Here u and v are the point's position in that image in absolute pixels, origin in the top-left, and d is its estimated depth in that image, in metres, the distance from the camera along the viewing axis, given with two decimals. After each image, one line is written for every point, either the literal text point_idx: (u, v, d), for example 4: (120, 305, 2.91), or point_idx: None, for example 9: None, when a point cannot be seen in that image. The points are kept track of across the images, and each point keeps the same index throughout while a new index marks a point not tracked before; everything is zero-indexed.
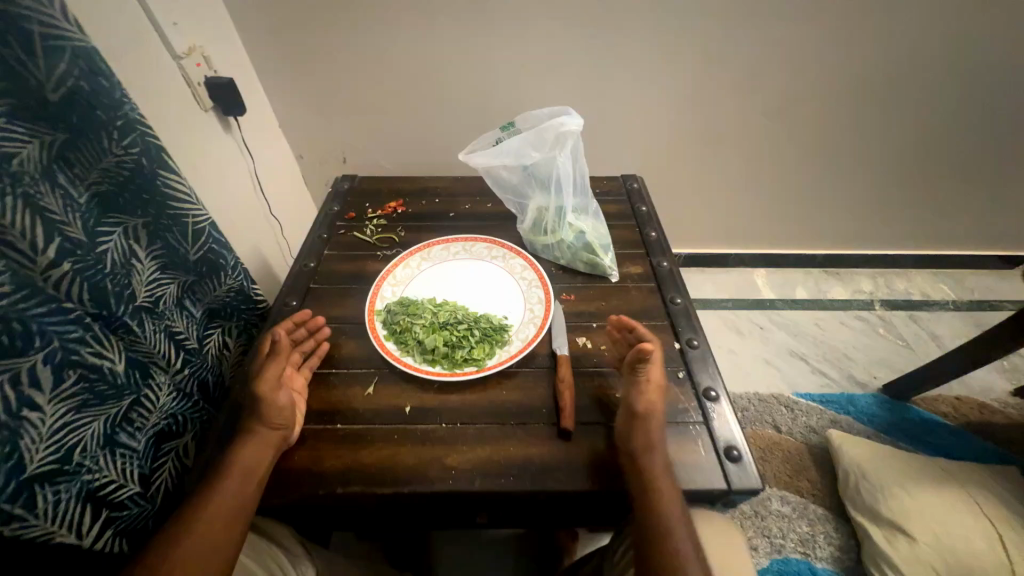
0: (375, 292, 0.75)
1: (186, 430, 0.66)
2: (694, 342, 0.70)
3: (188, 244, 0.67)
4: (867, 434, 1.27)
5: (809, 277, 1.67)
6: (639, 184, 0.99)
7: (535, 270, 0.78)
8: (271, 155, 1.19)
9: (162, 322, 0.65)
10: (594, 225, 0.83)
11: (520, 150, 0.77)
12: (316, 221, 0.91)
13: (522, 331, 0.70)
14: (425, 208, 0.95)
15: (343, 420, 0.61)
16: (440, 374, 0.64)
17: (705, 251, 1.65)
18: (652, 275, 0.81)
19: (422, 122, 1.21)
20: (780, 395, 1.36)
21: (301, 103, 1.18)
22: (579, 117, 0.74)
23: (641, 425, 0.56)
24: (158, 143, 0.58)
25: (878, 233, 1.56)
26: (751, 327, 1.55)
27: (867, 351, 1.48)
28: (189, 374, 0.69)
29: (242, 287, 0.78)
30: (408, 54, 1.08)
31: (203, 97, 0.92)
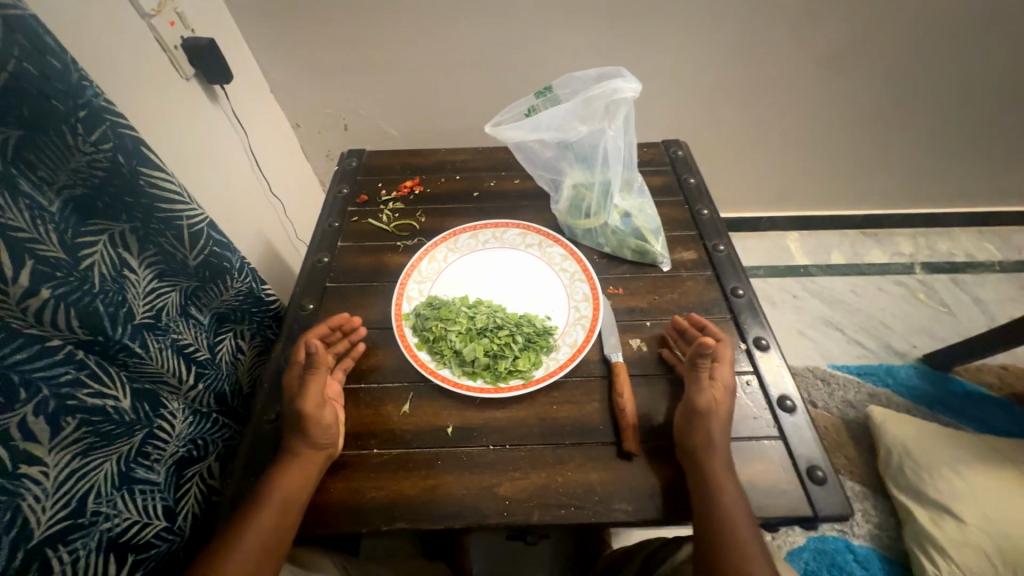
0: (400, 292, 0.67)
1: (210, 451, 0.61)
2: (764, 342, 0.63)
3: (186, 249, 0.58)
4: (906, 407, 1.23)
5: (846, 240, 1.57)
6: (684, 151, 0.88)
7: (579, 261, 0.69)
8: (267, 126, 1.07)
9: (168, 336, 0.57)
10: (642, 205, 0.73)
11: (561, 122, 0.66)
12: (325, 208, 0.81)
13: (569, 334, 0.63)
14: (445, 187, 0.84)
15: (380, 443, 0.55)
16: (483, 388, 0.58)
17: (737, 215, 1.53)
18: (709, 262, 0.72)
19: (432, 82, 1.07)
20: (815, 368, 1.31)
21: (294, 64, 1.04)
22: (632, 79, 0.62)
23: (707, 432, 0.50)
24: (134, 135, 0.48)
25: (928, 190, 1.44)
26: (784, 296, 1.47)
27: (907, 318, 1.41)
28: (203, 389, 0.63)
29: (252, 288, 0.70)
30: (414, 0, 0.92)
31: (183, 64, 0.79)
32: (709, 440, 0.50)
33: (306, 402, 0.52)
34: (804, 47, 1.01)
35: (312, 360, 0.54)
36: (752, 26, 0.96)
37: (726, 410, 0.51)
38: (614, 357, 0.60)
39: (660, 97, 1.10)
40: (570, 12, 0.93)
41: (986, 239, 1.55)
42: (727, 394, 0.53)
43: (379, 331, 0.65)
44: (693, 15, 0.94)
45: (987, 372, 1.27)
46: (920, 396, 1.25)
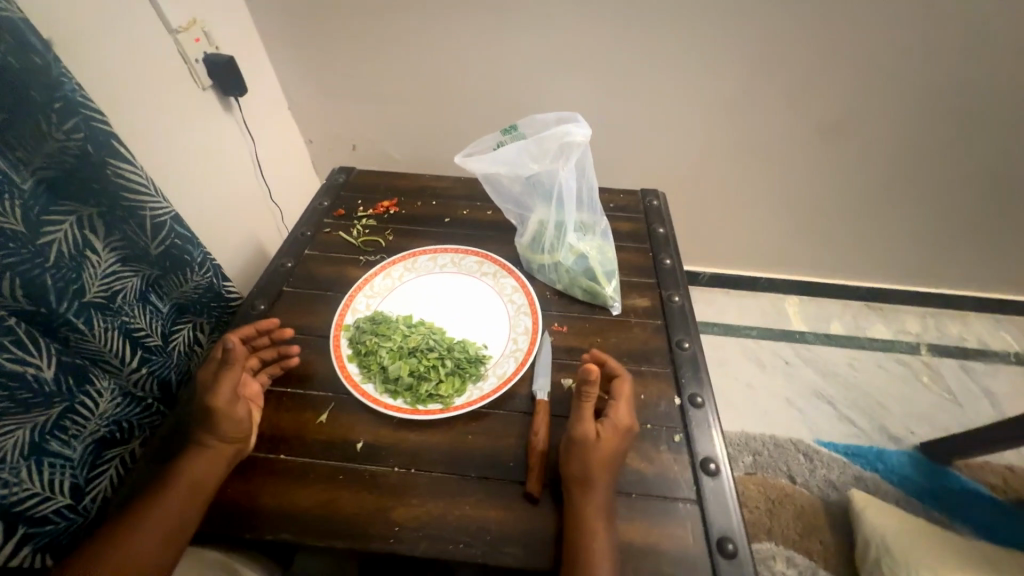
0: (347, 304, 0.69)
1: (134, 435, 0.63)
2: (699, 400, 0.61)
3: (148, 238, 0.61)
4: (896, 498, 1.14)
5: (848, 310, 1.52)
6: (659, 201, 0.88)
7: (527, 295, 0.70)
8: (277, 139, 1.12)
9: (118, 318, 0.60)
10: (599, 247, 0.73)
11: (517, 160, 0.68)
12: (303, 217, 0.85)
13: (500, 365, 0.63)
14: (420, 209, 0.87)
15: (289, 449, 0.56)
16: (401, 408, 0.58)
17: (733, 272, 1.51)
18: (660, 312, 0.71)
19: (434, 114, 1.13)
20: (800, 442, 1.23)
21: (311, 86, 1.11)
22: (586, 127, 0.64)
23: (587, 471, 0.50)
24: (106, 129, 0.52)
25: (935, 269, 1.39)
26: (775, 360, 1.42)
27: (907, 401, 1.33)
28: (148, 373, 0.65)
29: (213, 284, 0.73)
30: (422, 39, 0.99)
31: (202, 75, 0.84)
32: (586, 480, 0.50)
33: (217, 398, 0.52)
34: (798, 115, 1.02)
35: (228, 357, 0.54)
36: None
37: (611, 451, 0.51)
38: (540, 395, 0.59)
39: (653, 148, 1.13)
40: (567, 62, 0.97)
41: (1001, 327, 1.46)
42: (619, 435, 0.52)
43: (320, 340, 0.66)
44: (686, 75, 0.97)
45: (990, 471, 1.17)
46: (911, 486, 1.15)
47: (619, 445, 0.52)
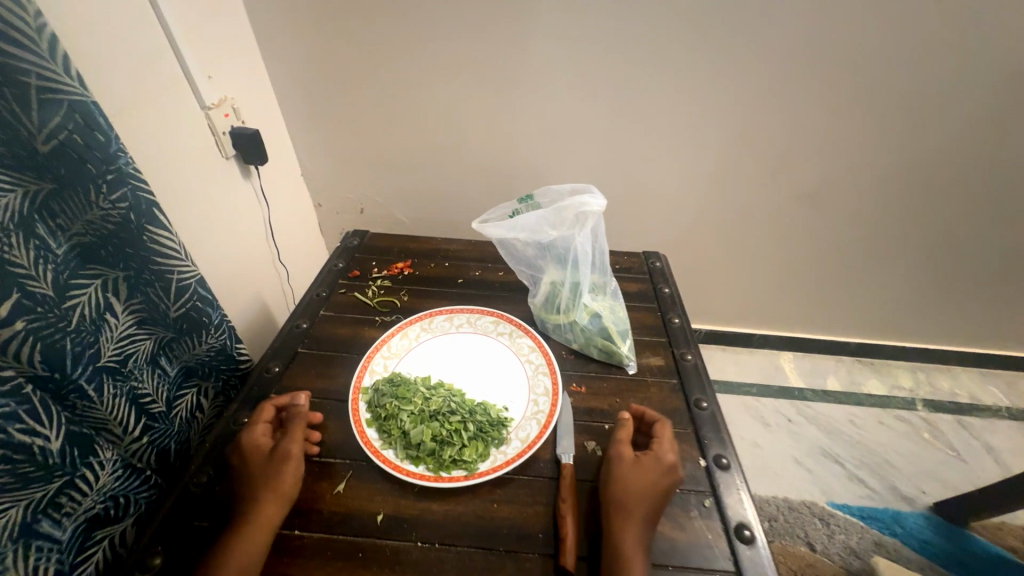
0: (365, 365, 0.69)
1: (129, 513, 0.59)
2: (724, 461, 0.60)
3: (170, 300, 0.62)
4: (919, 564, 1.09)
5: (840, 366, 1.55)
6: (662, 263, 0.93)
7: (546, 354, 0.70)
8: (291, 204, 1.16)
9: (127, 383, 0.58)
10: (613, 307, 0.76)
11: (535, 226, 0.73)
12: (318, 278, 0.87)
13: (523, 428, 0.62)
14: (433, 271, 0.90)
15: (305, 524, 0.53)
16: (425, 475, 0.56)
17: (729, 330, 1.55)
18: (675, 370, 0.72)
19: (440, 182, 1.19)
20: (814, 505, 1.19)
21: (324, 157, 1.17)
22: (601, 197, 0.69)
23: (621, 504, 0.51)
24: (150, 199, 0.54)
25: (918, 326, 1.45)
26: (777, 418, 1.41)
27: (913, 460, 1.32)
28: (147, 443, 0.62)
29: (225, 346, 0.72)
30: (435, 117, 1.07)
31: (227, 145, 0.89)
32: (620, 512, 0.51)
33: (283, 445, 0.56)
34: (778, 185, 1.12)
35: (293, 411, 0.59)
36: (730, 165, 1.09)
37: (649, 487, 0.52)
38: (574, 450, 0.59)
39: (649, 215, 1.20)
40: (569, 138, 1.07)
41: (987, 381, 1.51)
42: (659, 471, 0.53)
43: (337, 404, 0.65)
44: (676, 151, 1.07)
45: (1008, 533, 1.15)
46: (934, 552, 1.11)
47: (659, 482, 0.52)
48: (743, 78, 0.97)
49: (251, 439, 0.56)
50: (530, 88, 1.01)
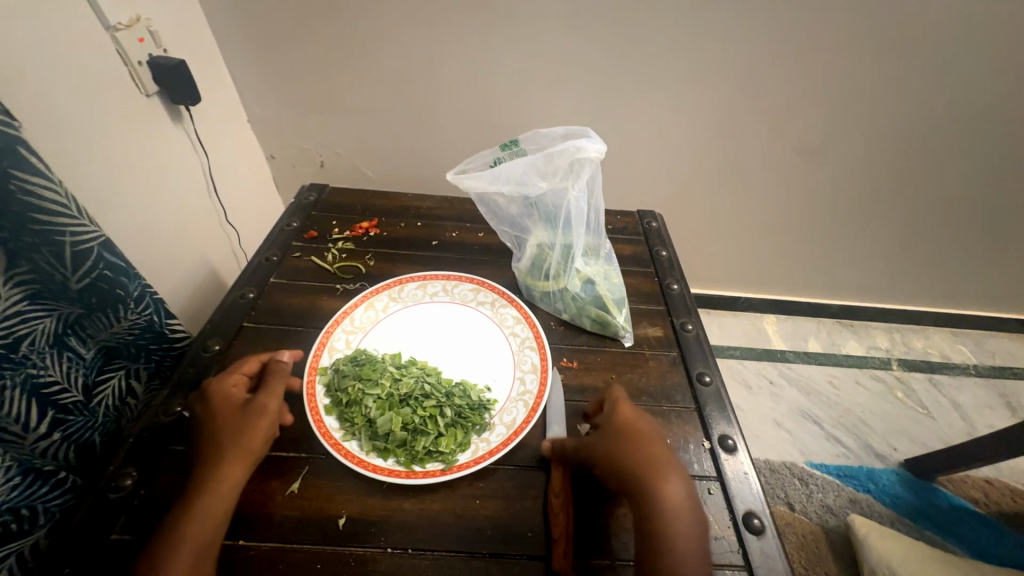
0: (322, 342, 0.59)
1: (40, 525, 0.51)
2: (730, 442, 0.55)
3: (68, 270, 0.49)
4: (890, 519, 1.13)
5: (821, 328, 1.54)
6: (658, 223, 0.84)
7: (534, 326, 0.62)
8: (237, 154, 1.00)
9: (20, 372, 0.47)
10: (607, 272, 0.67)
11: (522, 177, 0.62)
12: (267, 240, 0.74)
13: (508, 412, 0.54)
14: (402, 232, 0.78)
15: (253, 531, 0.45)
16: (395, 471, 0.49)
17: (715, 293, 1.50)
18: (675, 342, 0.65)
19: (409, 130, 1.04)
20: (793, 466, 1.21)
21: (270, 98, 0.99)
22: (601, 142, 0.58)
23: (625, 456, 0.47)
24: (6, 131, 0.41)
25: (902, 288, 1.44)
26: (759, 381, 1.40)
27: (887, 418, 1.34)
28: (60, 440, 0.52)
29: (153, 323, 0.60)
30: (401, 50, 0.91)
31: (146, 80, 0.72)
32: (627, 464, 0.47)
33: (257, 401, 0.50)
34: (782, 138, 1.03)
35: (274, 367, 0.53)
36: (733, 115, 0.99)
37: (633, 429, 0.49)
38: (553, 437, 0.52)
39: (642, 170, 1.10)
40: (558, 79, 0.93)
41: (959, 341, 1.53)
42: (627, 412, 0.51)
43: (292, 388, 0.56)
44: (677, 97, 0.96)
45: (972, 486, 1.19)
46: (904, 506, 1.15)
47: (654, 439, 0.48)
48: (758, 10, 0.84)
49: (222, 389, 0.50)
50: (514, 15, 0.85)
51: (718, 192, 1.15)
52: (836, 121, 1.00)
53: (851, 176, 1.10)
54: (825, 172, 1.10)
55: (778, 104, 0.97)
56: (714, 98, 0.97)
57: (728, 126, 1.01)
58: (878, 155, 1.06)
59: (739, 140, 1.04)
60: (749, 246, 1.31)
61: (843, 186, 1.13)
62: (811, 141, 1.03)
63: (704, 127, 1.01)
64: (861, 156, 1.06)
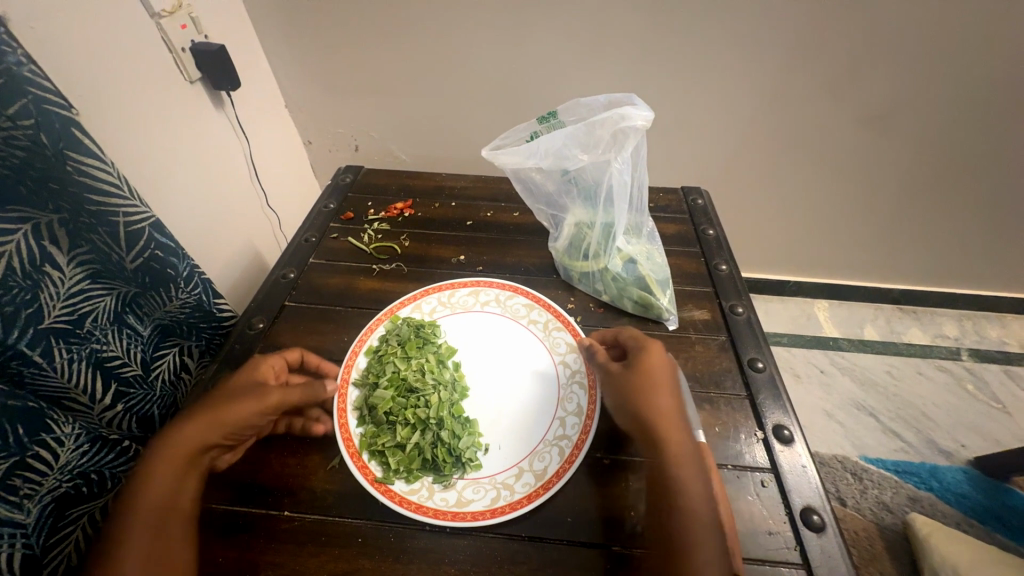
0: (416, 298, 0.63)
1: (107, 489, 0.53)
2: (786, 433, 0.51)
3: (123, 250, 0.51)
4: (956, 520, 1.04)
5: (880, 315, 1.42)
6: (705, 200, 0.79)
7: (586, 433, 0.50)
8: (276, 139, 1.01)
9: (86, 347, 0.50)
10: (649, 252, 0.64)
11: (562, 149, 0.59)
12: (306, 221, 0.76)
13: (477, 493, 0.47)
14: (437, 212, 0.77)
15: (295, 504, 0.47)
16: (352, 444, 0.50)
17: (761, 277, 1.41)
18: (723, 326, 0.61)
19: (441, 110, 1.01)
20: (845, 459, 1.14)
21: (305, 81, 0.99)
22: (648, 109, 0.54)
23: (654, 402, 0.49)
24: (62, 113, 0.43)
25: (978, 270, 1.30)
26: (809, 370, 1.32)
27: (953, 413, 1.23)
28: (124, 411, 0.55)
29: (202, 302, 0.63)
30: (434, 25, 0.88)
31: (189, 66, 0.74)
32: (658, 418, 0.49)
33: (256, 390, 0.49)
34: (845, 106, 0.94)
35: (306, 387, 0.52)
36: (789, 81, 0.91)
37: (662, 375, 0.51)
38: (698, 440, 0.49)
39: (686, 145, 1.03)
40: (598, 50, 0.88)
41: None
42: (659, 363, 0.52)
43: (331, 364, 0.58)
44: (728, 63, 0.89)
45: None
46: (972, 507, 1.05)
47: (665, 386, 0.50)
48: None
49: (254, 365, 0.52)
50: None
51: (770, 169, 1.07)
52: (910, 83, 0.89)
53: (925, 146, 0.99)
54: (894, 143, 0.99)
55: (842, 68, 0.88)
56: (769, 64, 0.89)
57: (784, 94, 0.93)
58: (959, 121, 0.94)
59: (795, 110, 0.95)
60: (801, 226, 1.21)
61: (913, 158, 1.02)
62: (880, 108, 0.93)
63: (758, 96, 0.93)
64: (936, 122, 0.95)
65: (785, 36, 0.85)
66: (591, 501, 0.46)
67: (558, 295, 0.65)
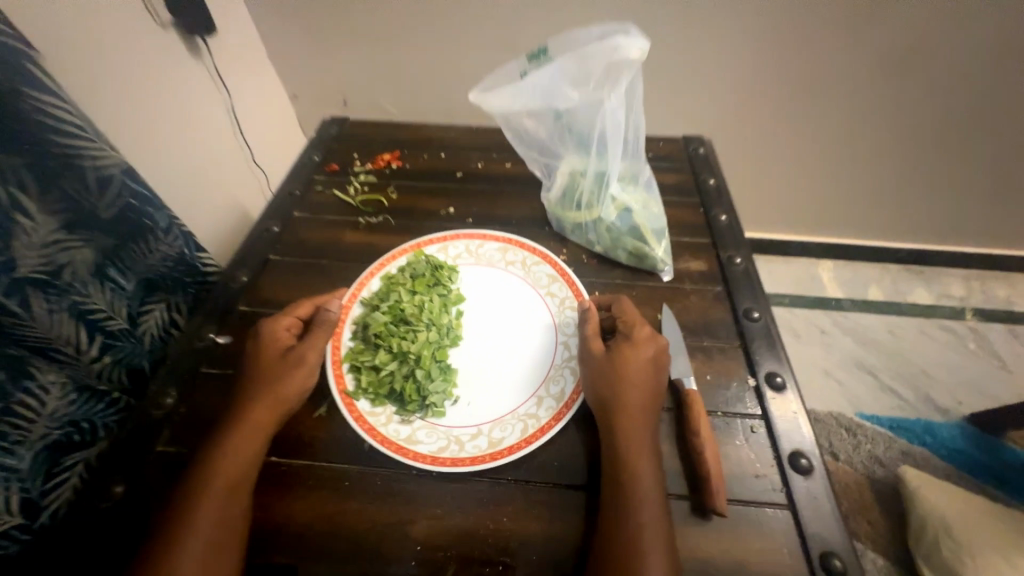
0: (444, 240, 0.62)
1: (100, 437, 0.53)
2: (778, 380, 0.50)
3: (95, 198, 0.49)
4: (947, 473, 1.05)
5: (885, 274, 1.39)
6: (706, 149, 0.75)
7: (556, 420, 0.47)
8: (259, 91, 0.96)
9: (66, 298, 0.49)
10: (645, 201, 0.61)
11: (552, 87, 0.55)
12: (290, 174, 0.73)
13: (430, 437, 0.47)
14: (425, 164, 0.74)
15: (283, 451, 0.47)
16: (338, 354, 0.52)
17: (765, 237, 1.38)
18: (719, 277, 0.59)
19: (431, 58, 0.95)
20: (841, 417, 1.14)
21: (284, 27, 0.93)
22: (644, 39, 0.51)
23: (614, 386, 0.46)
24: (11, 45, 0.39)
25: (989, 227, 1.25)
26: (809, 331, 1.31)
27: (952, 371, 1.22)
28: (111, 363, 0.55)
29: (184, 255, 0.61)
30: None
31: (158, 8, 0.69)
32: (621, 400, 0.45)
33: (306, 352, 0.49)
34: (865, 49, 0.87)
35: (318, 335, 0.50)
36: (806, 20, 0.84)
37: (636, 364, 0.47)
38: (686, 387, 0.48)
39: (692, 94, 0.97)
40: None
41: None
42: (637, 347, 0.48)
43: None
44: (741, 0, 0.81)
45: None
46: (964, 460, 1.06)
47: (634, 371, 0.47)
48: None
49: (271, 330, 0.50)
50: None
51: (779, 120, 1.01)
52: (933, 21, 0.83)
53: (949, 92, 0.92)
54: (915, 90, 0.93)
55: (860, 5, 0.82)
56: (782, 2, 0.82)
57: (800, 36, 0.86)
58: (988, 66, 0.87)
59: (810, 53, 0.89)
60: (808, 182, 1.17)
61: (932, 107, 0.95)
62: (903, 51, 0.86)
63: (771, 37, 0.86)
64: (965, 66, 0.88)
65: None
66: (579, 448, 0.47)
67: (550, 247, 0.63)
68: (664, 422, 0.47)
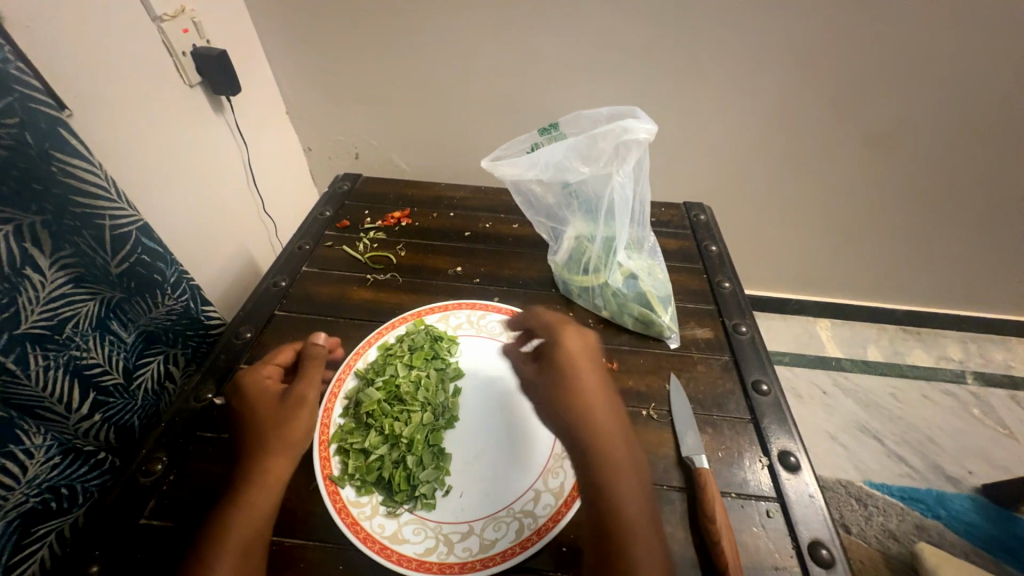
0: (446, 308, 0.62)
1: (78, 504, 0.51)
2: (792, 460, 0.49)
3: (107, 254, 0.49)
4: (965, 551, 1.00)
5: (882, 335, 1.39)
6: (707, 216, 0.78)
7: (554, 521, 0.44)
8: (276, 146, 1.00)
9: (64, 354, 0.47)
10: (650, 268, 0.63)
11: (562, 160, 0.58)
12: (300, 229, 0.74)
13: (416, 535, 0.44)
14: (434, 223, 0.76)
15: (281, 525, 0.44)
16: (326, 432, 0.49)
17: (763, 295, 1.40)
18: (726, 345, 0.59)
19: (442, 121, 1.00)
20: (850, 485, 1.11)
21: (305, 89, 0.98)
22: (652, 123, 0.54)
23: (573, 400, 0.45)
24: (47, 111, 0.41)
25: (981, 291, 1.27)
26: (811, 391, 1.30)
27: (959, 437, 1.19)
28: (102, 421, 0.53)
29: (189, 309, 0.61)
30: (437, 37, 0.88)
31: (189, 71, 0.73)
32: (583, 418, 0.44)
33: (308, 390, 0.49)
34: (849, 125, 0.94)
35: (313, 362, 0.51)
36: (793, 99, 0.90)
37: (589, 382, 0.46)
38: (698, 466, 0.47)
39: (690, 161, 1.02)
40: (602, 65, 0.88)
41: None
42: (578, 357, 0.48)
43: None
44: (733, 79, 0.88)
45: None
46: (981, 537, 1.02)
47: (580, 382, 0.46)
48: None
49: (258, 378, 0.50)
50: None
51: (773, 187, 1.06)
52: (912, 105, 0.89)
53: (929, 165, 0.98)
54: (897, 162, 0.98)
55: (843, 89, 0.88)
56: (771, 84, 0.89)
57: (789, 112, 0.92)
58: (963, 141, 0.93)
59: (799, 128, 0.95)
60: (803, 244, 1.20)
61: (914, 177, 1.01)
62: (882, 127, 0.93)
63: (762, 113, 0.93)
64: (942, 142, 0.94)
65: (791, 54, 0.85)
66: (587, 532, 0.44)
67: (557, 310, 0.64)
68: (676, 501, 0.46)
